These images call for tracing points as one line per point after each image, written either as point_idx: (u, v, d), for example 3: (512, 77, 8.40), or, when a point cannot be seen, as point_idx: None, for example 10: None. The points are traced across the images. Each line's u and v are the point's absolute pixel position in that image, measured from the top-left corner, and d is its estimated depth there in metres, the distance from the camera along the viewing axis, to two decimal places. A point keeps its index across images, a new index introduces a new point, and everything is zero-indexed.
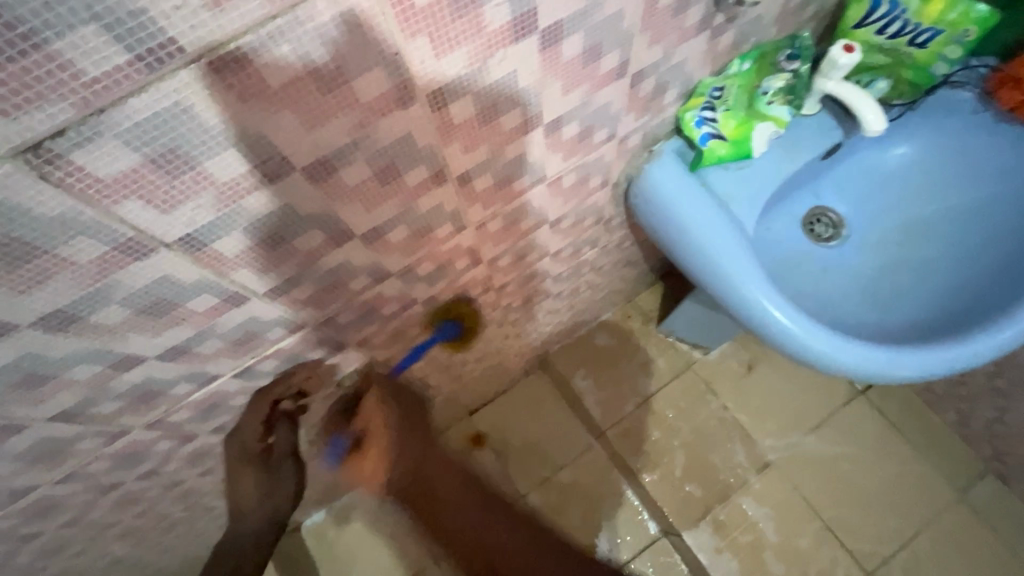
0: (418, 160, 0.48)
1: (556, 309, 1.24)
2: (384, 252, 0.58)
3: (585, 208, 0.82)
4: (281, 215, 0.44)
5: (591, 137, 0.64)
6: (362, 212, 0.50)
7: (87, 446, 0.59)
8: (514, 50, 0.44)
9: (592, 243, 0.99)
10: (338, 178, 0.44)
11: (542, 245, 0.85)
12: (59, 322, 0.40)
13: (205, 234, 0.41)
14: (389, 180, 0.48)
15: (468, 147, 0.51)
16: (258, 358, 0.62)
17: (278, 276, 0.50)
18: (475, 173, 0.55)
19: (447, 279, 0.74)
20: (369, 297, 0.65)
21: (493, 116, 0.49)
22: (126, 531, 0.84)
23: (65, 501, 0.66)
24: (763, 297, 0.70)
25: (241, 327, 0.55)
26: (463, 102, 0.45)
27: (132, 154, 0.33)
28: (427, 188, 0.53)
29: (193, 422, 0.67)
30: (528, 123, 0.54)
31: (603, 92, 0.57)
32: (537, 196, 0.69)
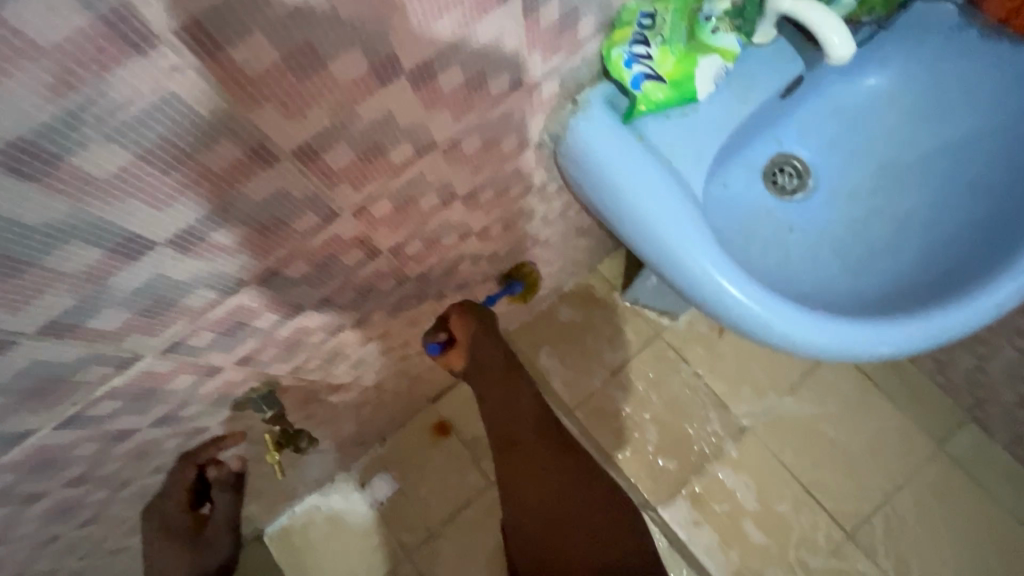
0: (218, 134, 0.35)
1: (504, 289, 1.12)
2: (221, 260, 0.45)
3: (506, 177, 0.69)
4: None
5: (485, 86, 0.50)
6: (148, 215, 0.36)
7: None
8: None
9: (528, 216, 0.86)
10: (73, 170, 0.31)
11: (461, 225, 0.71)
12: None
13: None
14: (174, 166, 0.35)
15: (291, 109, 0.37)
16: (86, 402, 0.49)
17: (46, 309, 0.37)
18: (319, 145, 0.42)
19: (339, 278, 0.61)
20: (226, 312, 0.51)
21: (315, 63, 0.36)
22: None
23: None
24: (714, 271, 0.58)
25: (29, 375, 0.42)
26: (253, 44, 0.32)
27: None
28: (250, 172, 0.39)
29: (25, 480, 0.54)
30: (378, 70, 0.40)
31: (484, 23, 0.43)
32: (431, 169, 0.55)
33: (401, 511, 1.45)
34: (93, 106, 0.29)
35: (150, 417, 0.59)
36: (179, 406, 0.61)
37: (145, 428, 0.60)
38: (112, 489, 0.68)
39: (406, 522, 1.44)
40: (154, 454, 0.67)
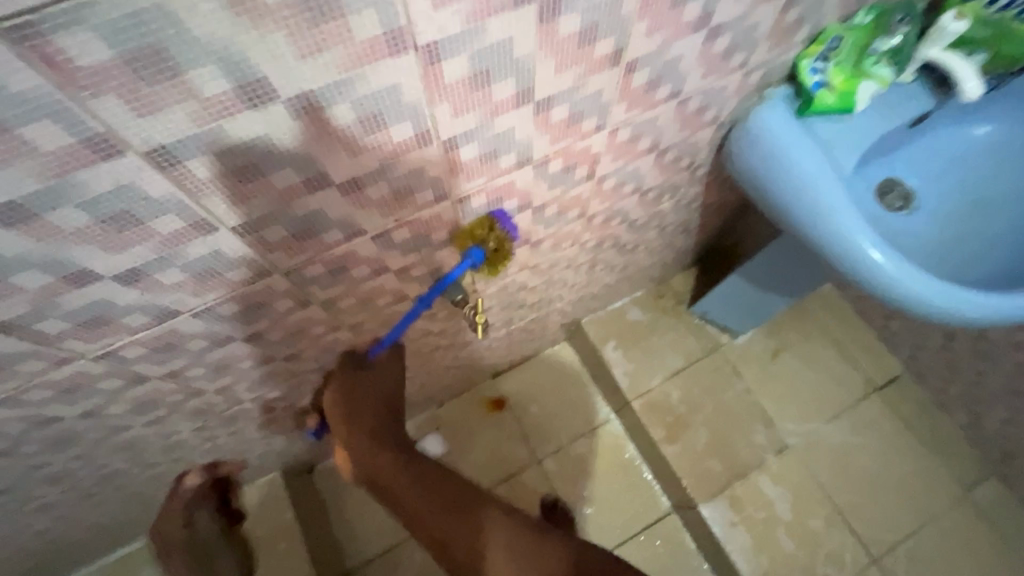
0: (404, 114, 0.51)
1: (575, 284, 1.25)
2: (360, 208, 0.59)
3: (628, 172, 0.83)
4: (255, 148, 0.46)
5: (580, 123, 0.66)
6: (337, 158, 0.52)
7: (30, 368, 0.59)
8: (529, 52, 0.53)
9: (612, 219, 0.97)
10: (390, 144, 0.54)
11: (557, 215, 0.84)
12: (14, 215, 0.42)
13: (179, 147, 0.43)
14: (369, 130, 0.51)
15: (456, 109, 0.54)
16: (221, 299, 0.61)
17: (250, 210, 0.52)
18: (460, 140, 0.58)
19: (458, 242, 0.76)
20: (342, 254, 0.65)
21: (483, 81, 0.53)
22: (127, 446, 0.86)
23: (11, 423, 0.66)
24: (863, 238, 0.72)
25: (203, 262, 0.55)
26: (456, 62, 0.49)
27: (274, 104, 0.44)
28: (408, 148, 0.55)
29: (143, 360, 0.66)
30: (533, 119, 0.61)
31: (594, 78, 0.61)
32: (501, 176, 0.67)
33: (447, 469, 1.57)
34: (415, 110, 0.51)
35: (249, 329, 0.69)
36: (310, 323, 0.75)
37: (269, 335, 0.73)
38: (184, 394, 0.79)
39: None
40: (274, 360, 0.81)
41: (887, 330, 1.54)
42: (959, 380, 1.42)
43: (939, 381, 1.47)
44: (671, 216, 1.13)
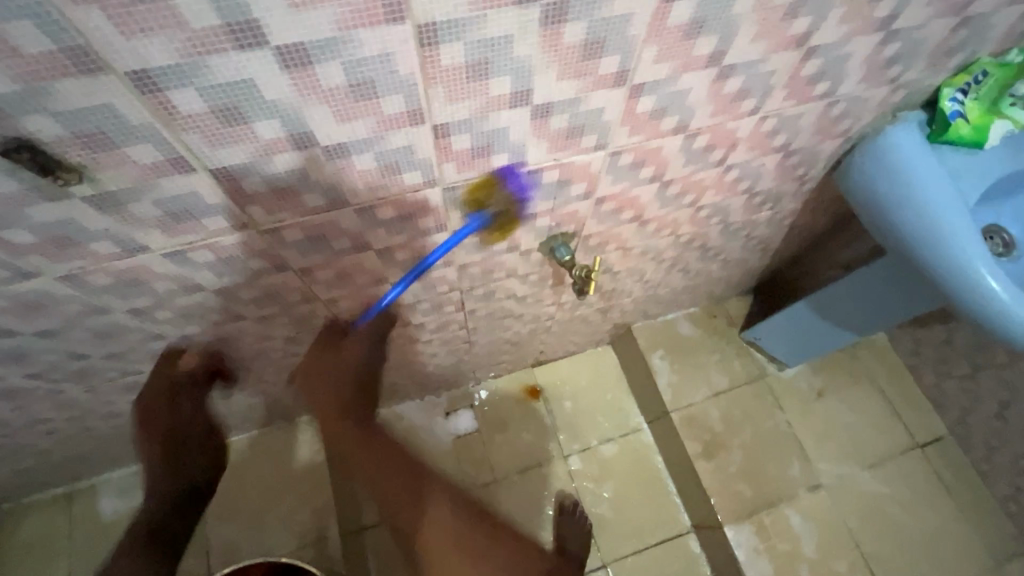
0: (620, 48, 0.51)
1: (648, 281, 1.26)
2: (537, 136, 0.60)
3: (752, 168, 0.84)
4: (499, 47, 0.46)
5: (741, 102, 0.66)
6: (549, 80, 0.52)
7: (214, 225, 0.57)
8: (747, 8, 0.51)
9: (717, 215, 0.98)
10: (593, 76, 0.53)
11: (675, 196, 0.85)
12: (293, 58, 0.41)
13: (445, 31, 0.43)
14: (587, 59, 0.51)
15: (661, 56, 0.53)
16: (381, 200, 0.62)
17: (459, 110, 0.52)
18: (645, 89, 0.58)
19: (588, 200, 0.78)
20: (495, 182, 0.66)
21: (695, 33, 0.52)
22: (229, 338, 0.85)
23: (150, 285, 0.64)
24: (980, 266, 0.73)
25: (394, 155, 0.55)
26: (685, 6, 0.48)
27: (529, 5, 0.43)
28: (602, 86, 0.55)
29: (296, 246, 0.66)
30: (711, 85, 0.61)
31: (776, 57, 0.60)
32: (654, 138, 0.67)
33: (473, 446, 1.57)
34: (631, 45, 0.51)
35: (386, 239, 0.71)
36: (432, 249, 0.78)
37: (395, 251, 0.75)
38: (300, 297, 0.79)
39: (473, 463, 1.55)
40: (384, 282, 0.83)
41: (935, 388, 1.54)
42: (1007, 449, 1.40)
43: (983, 447, 1.46)
44: (759, 230, 1.14)
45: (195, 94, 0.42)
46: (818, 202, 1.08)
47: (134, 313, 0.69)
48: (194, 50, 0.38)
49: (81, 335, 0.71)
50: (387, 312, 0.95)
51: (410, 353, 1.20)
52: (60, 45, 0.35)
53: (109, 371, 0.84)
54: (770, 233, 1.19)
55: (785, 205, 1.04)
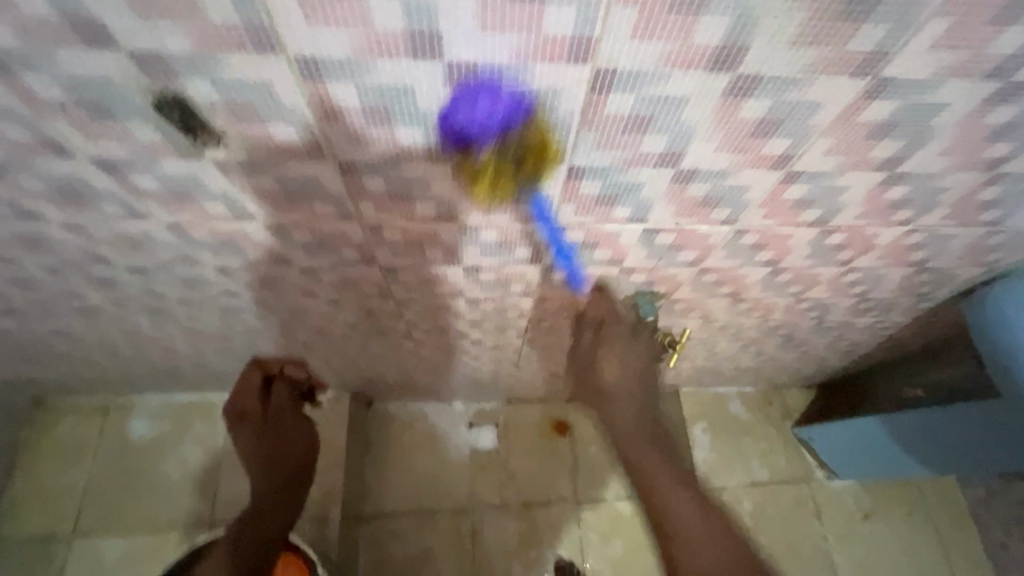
0: (792, 133, 0.46)
1: (716, 355, 1.19)
2: (668, 198, 0.56)
3: (874, 276, 0.77)
4: (668, 106, 0.42)
5: (896, 211, 0.59)
6: (705, 148, 0.48)
7: (323, 210, 0.56)
8: (953, 120, 0.45)
9: (816, 310, 0.91)
10: (754, 154, 0.48)
11: (782, 284, 0.79)
12: (458, 77, 0.39)
13: (621, 81, 0.40)
14: (756, 136, 0.46)
15: (832, 150, 0.48)
16: (488, 224, 0.60)
17: (601, 158, 0.49)
18: (801, 177, 0.52)
19: (691, 268, 0.73)
20: (607, 232, 0.62)
21: (881, 134, 0.46)
22: (297, 311, 0.85)
23: (242, 250, 0.64)
24: None
25: (519, 185, 0.53)
26: (882, 107, 0.43)
27: (720, 76, 0.39)
28: (758, 164, 0.50)
29: (391, 246, 0.64)
30: (874, 188, 0.55)
31: (956, 176, 0.53)
32: (788, 226, 0.62)
33: (488, 466, 1.52)
34: (809, 132, 0.46)
35: (479, 259, 0.68)
36: (517, 278, 0.75)
37: (482, 271, 0.72)
38: (375, 291, 0.78)
39: (484, 482, 1.50)
40: (459, 295, 0.81)
41: (1001, 549, 1.38)
42: None
43: None
44: (854, 335, 1.05)
45: (352, 91, 0.40)
46: (928, 324, 0.98)
47: (220, 270, 0.69)
48: (365, 51, 0.36)
49: (167, 278, 0.72)
50: (450, 322, 0.93)
51: (457, 363, 1.18)
52: (242, 18, 0.34)
53: (177, 314, 0.85)
54: (863, 340, 1.09)
55: (893, 316, 0.95)
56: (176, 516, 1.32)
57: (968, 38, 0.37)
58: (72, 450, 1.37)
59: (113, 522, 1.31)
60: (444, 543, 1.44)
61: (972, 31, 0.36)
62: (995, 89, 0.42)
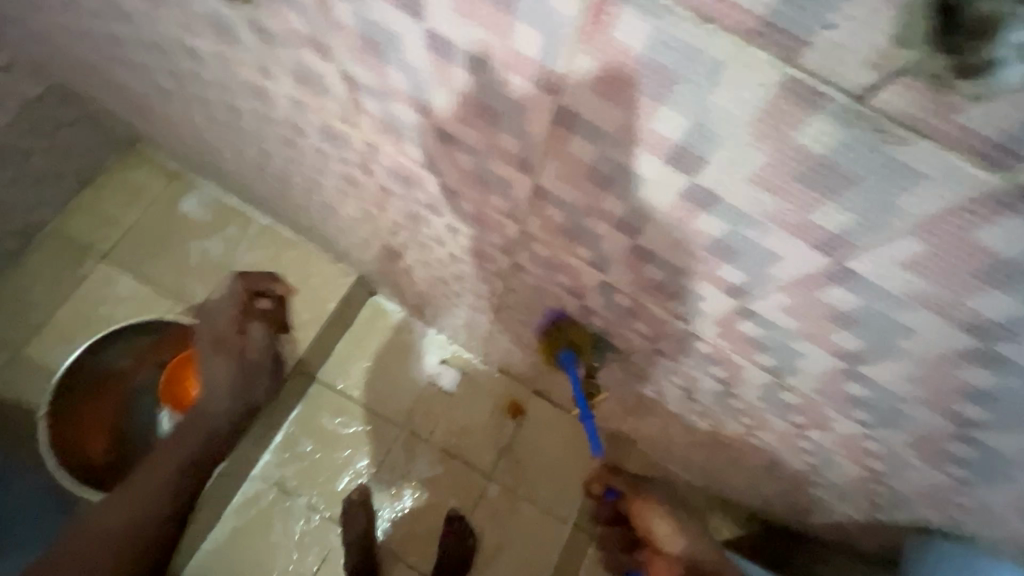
0: (747, 270, 0.42)
1: (667, 437, 1.15)
2: (626, 264, 0.53)
3: (825, 455, 0.70)
4: (628, 176, 0.40)
5: (854, 407, 0.53)
6: (664, 236, 0.44)
7: (330, 105, 0.59)
8: (920, 351, 0.39)
9: (765, 451, 0.85)
10: (710, 269, 0.45)
11: (733, 409, 0.74)
12: (437, 45, 0.38)
13: (584, 129, 0.37)
14: (711, 252, 0.42)
15: (789, 308, 0.43)
16: (465, 195, 0.60)
17: (565, 191, 0.47)
18: (755, 317, 0.48)
19: (646, 341, 0.70)
20: (569, 263, 0.61)
21: (841, 322, 0.41)
22: (313, 181, 0.91)
23: (269, 104, 0.69)
24: None
25: (491, 175, 0.52)
26: (841, 295, 0.38)
27: (680, 174, 0.36)
28: (713, 281, 0.46)
29: (385, 169, 0.66)
30: (832, 372, 0.49)
31: (921, 408, 0.47)
32: (740, 357, 0.57)
33: (433, 400, 1.54)
34: (764, 279, 0.41)
35: (458, 221, 0.69)
36: (490, 257, 0.75)
37: (460, 233, 0.73)
38: (374, 201, 0.81)
39: (421, 412, 1.53)
40: (443, 245, 0.82)
41: None
42: None
43: None
44: (801, 498, 0.98)
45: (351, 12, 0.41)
46: (877, 534, 0.89)
47: (254, 111, 0.75)
48: None
49: (217, 96, 0.79)
50: (436, 265, 0.95)
51: (440, 302, 1.21)
52: None
53: (226, 130, 0.93)
54: (810, 507, 1.01)
55: (843, 506, 0.87)
56: (179, 290, 1.50)
57: (946, 276, 0.31)
58: (137, 194, 1.58)
59: (135, 265, 1.51)
60: (360, 437, 1.49)
61: (947, 271, 0.31)
62: (973, 346, 0.36)
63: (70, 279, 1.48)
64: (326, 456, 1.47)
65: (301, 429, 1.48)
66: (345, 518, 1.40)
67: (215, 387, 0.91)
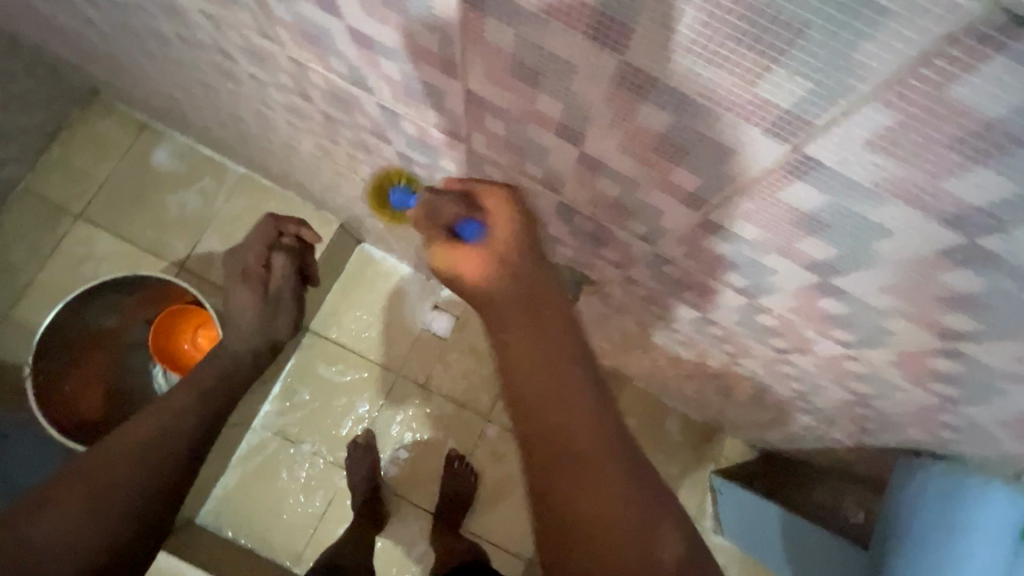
0: (702, 173, 0.36)
1: (659, 371, 1.12)
2: (579, 181, 0.48)
3: (811, 380, 0.67)
4: (554, 67, 0.34)
5: (833, 326, 0.49)
6: (609, 140, 0.38)
7: (244, 18, 0.52)
8: (896, 257, 0.34)
9: (752, 380, 0.82)
10: (663, 175, 0.39)
11: (715, 337, 0.70)
12: None
13: (493, 8, 0.31)
14: (660, 154, 0.37)
15: (752, 217, 0.38)
16: (404, 115, 0.54)
17: (497, 96, 0.41)
18: (721, 231, 0.43)
19: (617, 270, 0.65)
20: (525, 186, 0.56)
21: (809, 229, 0.36)
22: (265, 117, 0.84)
23: (190, 25, 0.62)
24: None
25: (421, 85, 0.46)
26: (806, 195, 0.33)
27: (607, 55, 0.30)
28: (670, 191, 0.41)
29: (322, 93, 0.60)
30: (806, 288, 0.44)
31: (904, 323, 0.42)
32: (712, 279, 0.53)
33: (426, 346, 1.52)
34: (720, 180, 0.36)
35: (407, 149, 0.63)
36: (449, 188, 0.69)
37: (414, 163, 0.67)
38: (326, 135, 0.75)
39: (414, 357, 1.52)
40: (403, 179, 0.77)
41: None
42: None
43: None
44: (793, 425, 0.96)
45: None
46: (870, 459, 0.87)
47: (181, 38, 0.68)
48: None
49: (142, 23, 0.71)
50: (406, 203, 0.90)
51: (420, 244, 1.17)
52: None
53: (167, 65, 0.86)
54: (803, 435, 0.99)
55: (834, 432, 0.85)
56: (160, 246, 1.47)
57: (919, 157, 0.26)
58: (105, 147, 1.51)
59: (113, 222, 1.47)
60: (355, 384, 1.50)
61: (919, 146, 0.25)
62: (954, 245, 0.31)
63: (48, 240, 1.45)
64: (325, 403, 1.49)
65: (296, 378, 1.49)
66: (348, 463, 1.43)
67: (238, 311, 0.88)
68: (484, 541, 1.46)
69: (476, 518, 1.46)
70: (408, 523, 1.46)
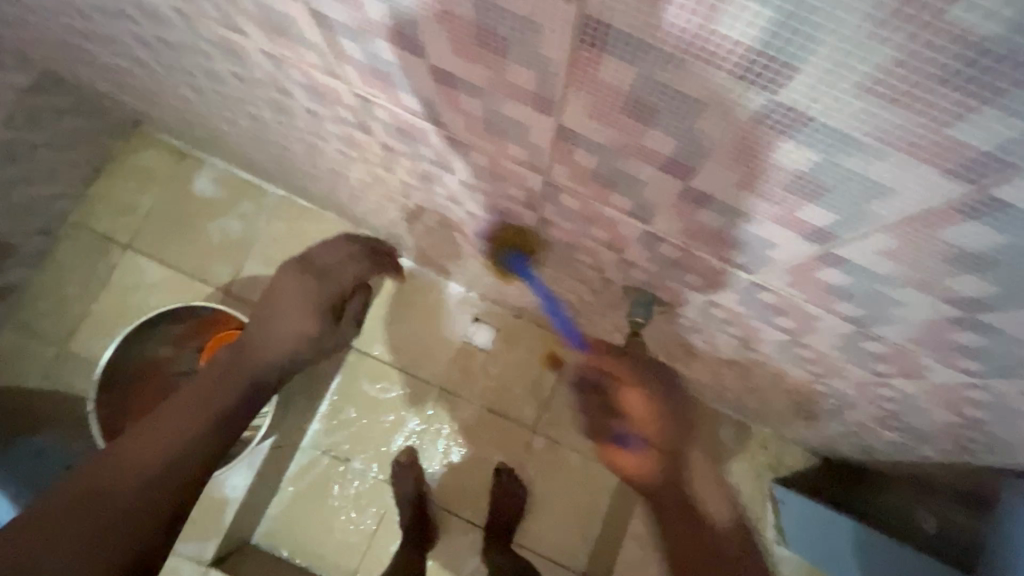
0: (838, 208, 0.33)
1: (718, 383, 1.08)
2: (673, 212, 0.44)
3: (908, 401, 0.62)
4: (679, 104, 0.30)
5: (959, 356, 0.45)
6: (725, 174, 0.35)
7: (308, 57, 0.50)
8: None
9: (831, 396, 0.77)
10: (785, 210, 0.36)
11: (799, 358, 0.66)
12: None
13: (617, 47, 0.28)
14: (789, 189, 0.33)
15: (888, 253, 0.35)
16: (476, 147, 0.51)
17: (596, 131, 0.38)
18: (841, 265, 0.39)
19: (695, 293, 0.62)
20: (603, 214, 0.53)
21: (961, 266, 0.32)
22: (314, 146, 0.83)
23: (245, 63, 0.60)
24: None
25: (503, 120, 0.43)
26: (968, 234, 0.29)
27: (754, 94, 0.27)
28: (789, 226, 0.37)
29: (384, 126, 0.58)
30: (939, 320, 0.40)
31: None
32: (814, 306, 0.49)
33: (470, 359, 1.51)
34: (863, 217, 0.32)
35: (471, 178, 0.61)
36: (511, 214, 0.67)
37: (475, 190, 0.65)
38: (380, 163, 0.74)
39: (459, 371, 1.50)
40: (457, 204, 0.75)
41: None
42: None
43: None
44: (870, 439, 0.90)
45: None
46: (959, 474, 0.81)
47: (233, 74, 0.67)
48: None
49: (193, 61, 0.70)
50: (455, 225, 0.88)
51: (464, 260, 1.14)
52: None
53: (213, 98, 0.85)
54: (882, 448, 0.93)
55: (921, 447, 0.79)
56: (204, 271, 1.49)
57: None
58: (148, 178, 1.53)
59: (158, 250, 1.49)
60: (401, 401, 1.49)
61: None
62: None
63: (98, 269, 1.48)
64: (372, 421, 1.48)
65: (344, 396, 1.48)
66: (397, 480, 1.42)
67: (277, 336, 0.78)
68: (537, 556, 1.43)
69: (528, 535, 1.44)
70: (460, 539, 1.44)
